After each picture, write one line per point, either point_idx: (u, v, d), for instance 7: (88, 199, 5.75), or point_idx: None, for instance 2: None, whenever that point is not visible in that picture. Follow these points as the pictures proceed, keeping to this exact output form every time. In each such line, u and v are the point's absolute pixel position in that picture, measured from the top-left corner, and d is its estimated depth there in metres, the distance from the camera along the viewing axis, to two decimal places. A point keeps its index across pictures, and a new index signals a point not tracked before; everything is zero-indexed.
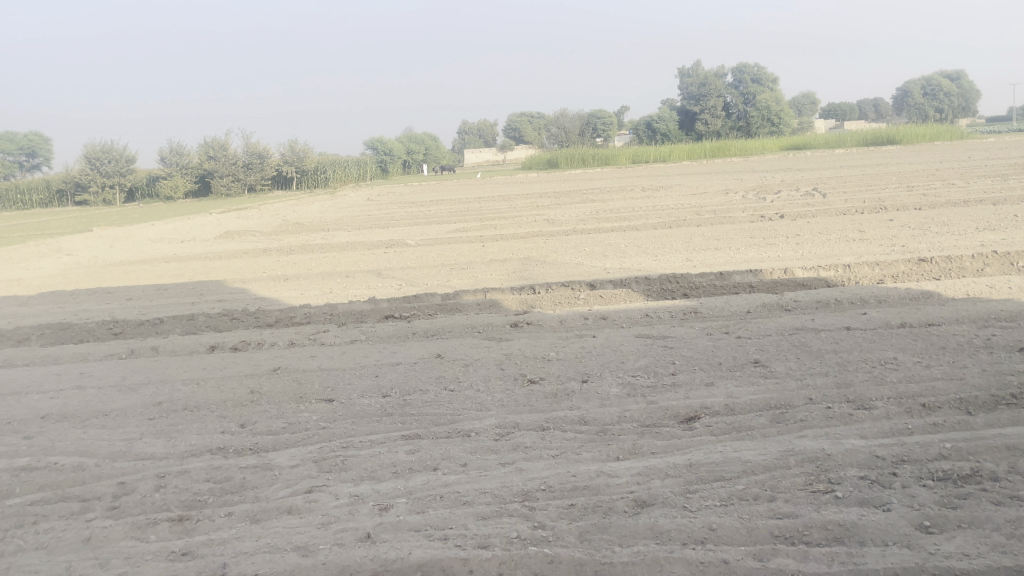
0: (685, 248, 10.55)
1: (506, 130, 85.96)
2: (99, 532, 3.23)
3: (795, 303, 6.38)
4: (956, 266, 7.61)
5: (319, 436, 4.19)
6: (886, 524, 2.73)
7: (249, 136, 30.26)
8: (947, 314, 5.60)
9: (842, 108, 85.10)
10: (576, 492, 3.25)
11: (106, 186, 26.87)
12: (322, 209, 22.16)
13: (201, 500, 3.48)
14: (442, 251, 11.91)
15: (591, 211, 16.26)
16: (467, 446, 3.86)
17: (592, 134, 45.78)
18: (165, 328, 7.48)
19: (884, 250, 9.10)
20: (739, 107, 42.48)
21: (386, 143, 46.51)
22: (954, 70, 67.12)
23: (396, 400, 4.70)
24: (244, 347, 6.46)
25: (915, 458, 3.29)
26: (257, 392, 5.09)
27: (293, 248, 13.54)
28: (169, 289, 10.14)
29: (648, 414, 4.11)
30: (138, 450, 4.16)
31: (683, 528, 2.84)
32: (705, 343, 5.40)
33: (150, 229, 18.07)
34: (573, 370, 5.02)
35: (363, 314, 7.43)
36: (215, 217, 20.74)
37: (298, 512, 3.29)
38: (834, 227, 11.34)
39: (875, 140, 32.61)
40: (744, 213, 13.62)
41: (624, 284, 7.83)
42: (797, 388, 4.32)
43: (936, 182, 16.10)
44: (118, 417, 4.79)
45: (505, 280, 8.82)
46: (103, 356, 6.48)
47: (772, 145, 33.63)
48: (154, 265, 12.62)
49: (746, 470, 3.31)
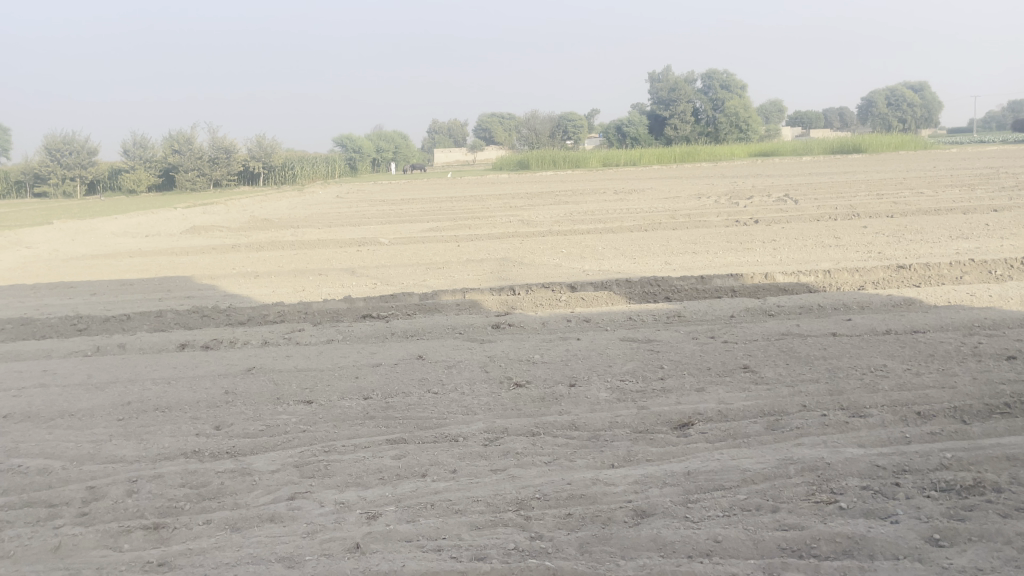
0: (663, 252, 10.50)
1: (476, 130, 85.84)
2: (68, 540, 3.04)
3: (778, 308, 6.35)
4: (935, 274, 7.65)
5: (300, 439, 4.04)
6: (897, 536, 2.66)
7: (215, 131, 29.79)
8: (931, 321, 5.60)
9: (808, 117, 86.13)
10: (573, 500, 3.14)
11: (67, 178, 26.19)
12: (290, 205, 21.86)
13: (177, 506, 3.30)
14: (417, 250, 11.75)
15: (566, 212, 16.20)
16: (455, 451, 3.73)
17: (562, 137, 45.92)
18: (132, 325, 7.22)
19: (860, 255, 9.15)
20: (708, 113, 42.83)
21: (356, 141, 46.18)
22: (917, 83, 68.37)
23: (379, 403, 4.56)
24: (216, 345, 6.25)
25: (916, 468, 3.23)
26: (232, 393, 4.90)
27: (264, 244, 13.28)
28: (135, 285, 9.84)
29: (640, 420, 4.01)
30: (107, 452, 3.96)
31: (687, 540, 2.74)
32: (692, 347, 5.32)
33: (113, 222, 17.62)
34: (559, 374, 4.91)
35: (340, 313, 7.25)
36: (180, 211, 20.32)
37: (281, 520, 3.14)
38: (809, 233, 11.40)
39: (841, 148, 33.03)
40: (718, 217, 13.64)
41: (605, 287, 7.75)
42: (789, 395, 4.26)
43: (905, 190, 16.32)
44: (85, 418, 4.57)
45: (483, 280, 8.69)
46: (67, 353, 6.23)
47: (740, 151, 33.90)
48: (119, 259, 12.27)
49: (746, 479, 3.23)
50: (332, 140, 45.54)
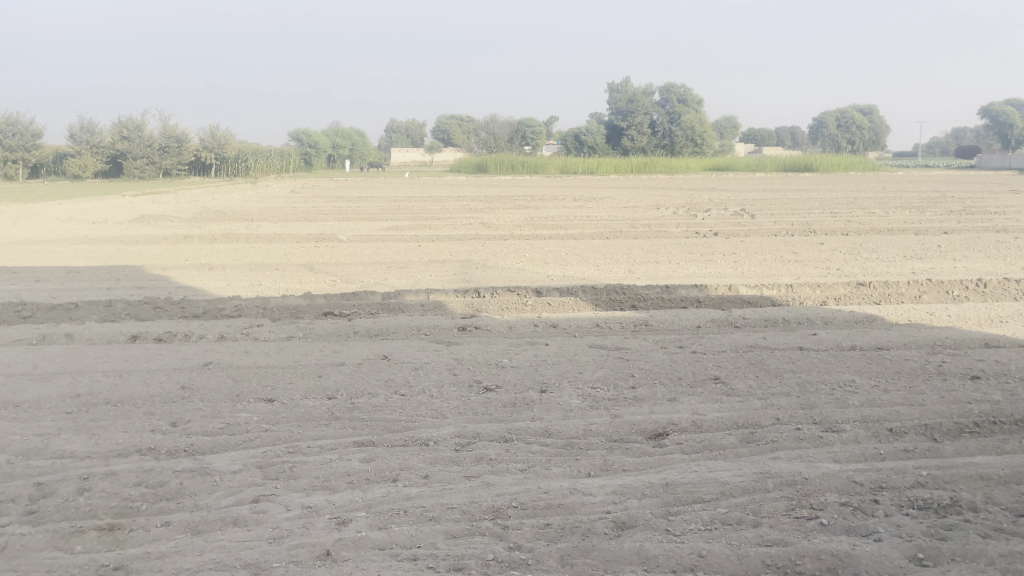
0: (625, 260, 10.52)
1: (434, 131, 85.45)
2: (14, 540, 2.84)
3: (744, 320, 6.37)
4: (893, 292, 7.79)
5: (262, 439, 3.88)
6: (881, 556, 2.68)
7: (167, 118, 29.12)
8: (894, 338, 5.67)
9: (761, 134, 87.77)
10: (551, 510, 3.05)
11: (9, 160, 25.24)
12: (244, 198, 21.41)
13: (133, 507, 3.12)
14: (377, 248, 11.57)
15: (526, 217, 16.17)
16: (426, 456, 3.61)
17: (520, 143, 46.06)
18: (80, 314, 6.93)
19: (820, 271, 9.27)
20: (665, 125, 43.34)
21: (312, 135, 45.62)
22: (866, 105, 70.13)
23: (344, 403, 4.42)
24: (170, 338, 6.01)
25: (894, 485, 3.23)
26: (188, 388, 4.71)
27: (218, 236, 12.93)
28: (83, 272, 9.47)
29: (614, 428, 3.95)
30: (55, 447, 3.75)
31: (670, 554, 2.71)
32: (661, 356, 5.28)
33: (59, 208, 17.01)
34: (529, 379, 4.82)
35: (300, 310, 7.06)
36: (128, 199, 19.73)
37: (245, 523, 2.99)
38: (768, 247, 11.54)
39: (793, 167, 33.66)
40: (678, 228, 13.76)
41: (571, 293, 7.70)
42: (762, 408, 4.24)
43: (858, 209, 16.67)
44: (31, 410, 4.33)
45: (447, 281, 8.58)
46: (11, 341, 5.92)
47: (695, 164, 34.30)
48: (65, 245, 11.83)
49: (724, 492, 3.19)
50: (289, 134, 44.98)
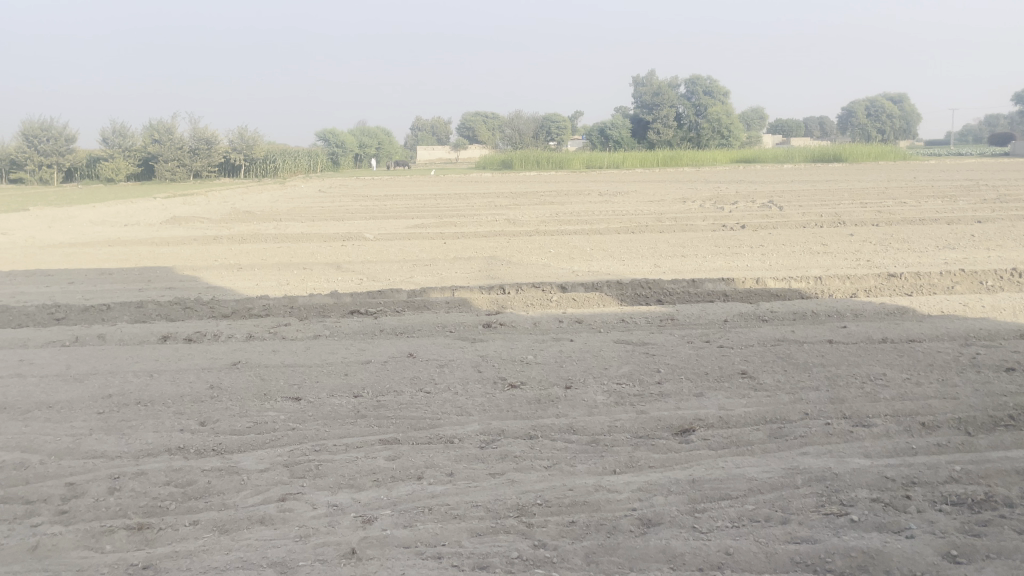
0: (652, 254, 10.43)
1: (459, 128, 85.53)
2: (47, 540, 2.88)
3: (772, 313, 6.29)
4: (926, 283, 7.64)
5: (288, 437, 3.90)
6: (913, 553, 2.63)
7: (196, 121, 29.49)
8: (926, 330, 5.56)
9: (789, 125, 86.75)
10: (576, 508, 3.04)
11: (44, 164, 25.71)
12: (272, 198, 21.63)
13: (162, 506, 3.16)
14: (403, 246, 11.62)
15: (551, 212, 16.13)
16: (451, 453, 3.62)
17: (545, 138, 45.96)
18: (111, 315, 7.03)
19: (850, 263, 9.13)
20: (691, 118, 42.97)
21: (339, 135, 45.90)
22: (897, 94, 68.87)
23: (369, 401, 4.43)
24: (199, 338, 6.07)
25: (925, 480, 3.17)
26: (217, 387, 4.75)
27: (246, 236, 13.06)
28: (115, 274, 9.61)
29: (640, 424, 3.92)
30: (87, 447, 3.80)
31: (697, 552, 2.68)
32: (688, 351, 5.23)
33: (91, 211, 17.27)
34: (554, 375, 4.80)
35: (327, 309, 7.10)
36: (159, 201, 20.02)
37: (272, 522, 3.01)
38: (797, 239, 11.41)
39: (822, 157, 33.17)
40: (705, 221, 13.62)
41: (596, 288, 7.66)
42: (791, 403, 4.18)
43: (889, 199, 16.42)
44: (64, 410, 4.40)
45: (472, 278, 8.58)
46: (45, 343, 6.02)
47: (723, 156, 33.93)
48: (98, 248, 12.02)
49: (752, 488, 3.15)
50: (316, 134, 45.36)
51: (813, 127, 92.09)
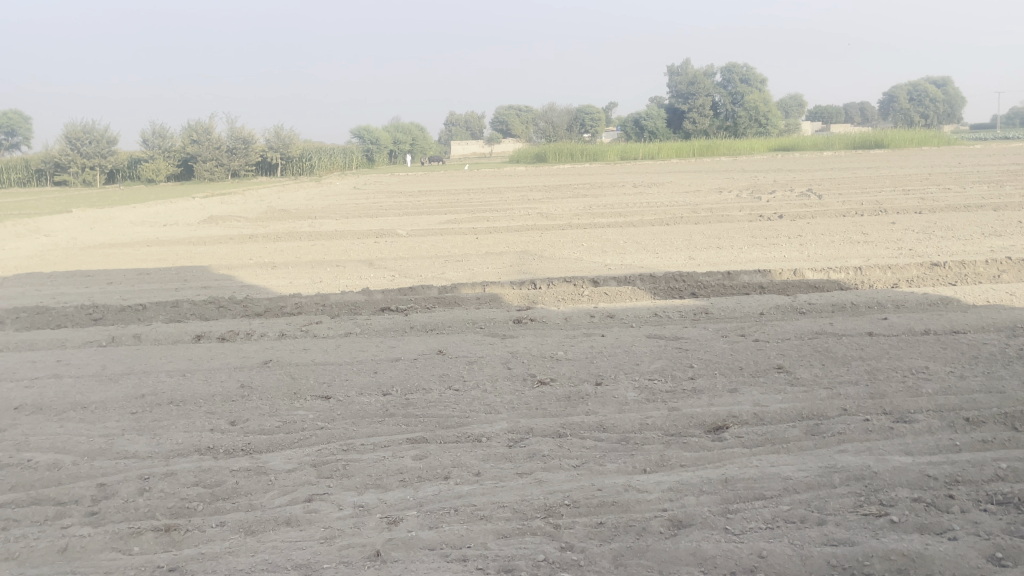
0: (686, 247, 10.28)
1: (492, 122, 85.34)
2: (76, 542, 2.90)
3: (809, 305, 6.13)
4: (971, 272, 7.40)
5: (317, 436, 3.89)
6: (956, 555, 2.52)
7: (233, 121, 29.84)
8: (971, 321, 5.38)
9: (829, 112, 85.14)
10: (605, 508, 2.97)
11: (87, 167, 26.23)
12: (308, 196, 21.81)
13: (189, 507, 3.16)
14: (435, 242, 11.60)
15: (585, 205, 16.01)
16: (479, 452, 3.57)
17: (579, 130, 45.70)
18: (148, 315, 7.12)
19: (891, 252, 8.89)
20: (727, 107, 42.40)
21: (373, 131, 46.10)
22: (940, 77, 67.11)
23: (398, 399, 4.41)
24: (232, 337, 6.12)
25: (970, 478, 3.05)
26: (248, 386, 4.76)
27: (280, 235, 13.16)
28: (152, 274, 9.74)
29: (671, 422, 3.83)
30: (119, 448, 3.84)
31: (729, 555, 2.60)
32: (722, 346, 5.12)
33: (132, 212, 17.57)
34: (584, 372, 4.74)
35: (358, 306, 7.10)
36: (198, 201, 20.30)
37: (298, 523, 2.99)
38: (836, 228, 11.15)
39: (862, 143, 32.46)
40: (742, 212, 13.40)
41: (629, 282, 7.56)
42: (828, 398, 4.06)
43: (933, 186, 15.99)
44: (98, 411, 4.46)
45: (503, 274, 8.53)
46: (82, 343, 6.11)
47: (760, 145, 33.41)
48: (137, 248, 12.21)
49: (787, 488, 3.05)
50: (351, 131, 45.67)
51: (853, 113, 90.27)
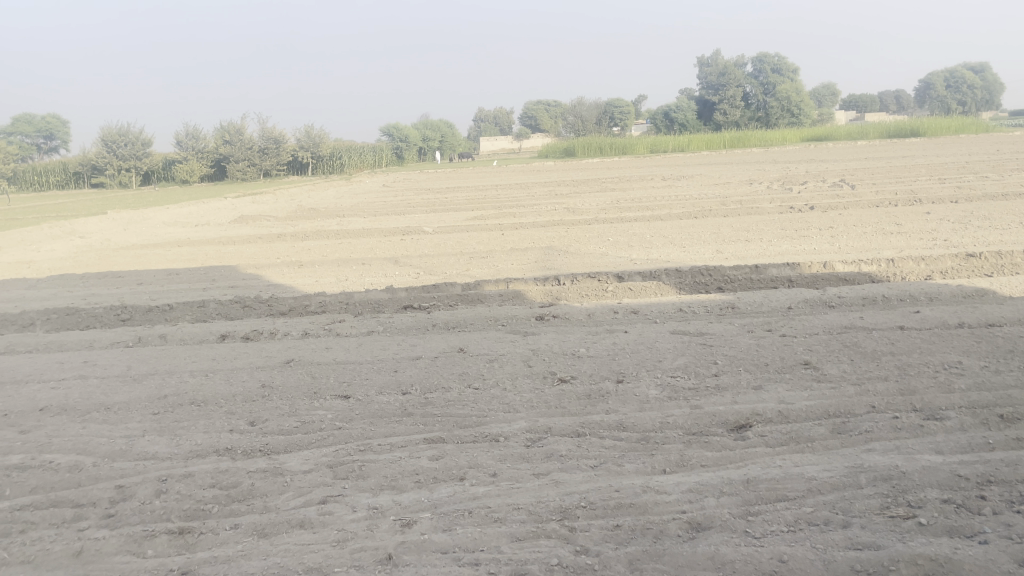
0: (714, 240, 10.12)
1: (522, 118, 85.13)
2: (90, 545, 2.90)
3: (839, 299, 5.99)
4: (1008, 263, 7.19)
5: (334, 437, 3.87)
6: (986, 559, 2.42)
7: (264, 121, 30.10)
8: (1008, 314, 5.20)
9: (863, 101, 83.70)
10: (622, 510, 2.91)
11: (123, 169, 26.62)
12: (337, 194, 21.96)
13: (204, 509, 3.15)
14: (461, 239, 11.57)
15: (613, 199, 15.87)
16: (496, 453, 3.52)
17: (609, 124, 45.37)
18: (174, 316, 7.17)
19: (925, 243, 8.66)
20: (759, 97, 41.78)
21: (402, 128, 46.17)
22: (978, 63, 65.50)
23: (417, 399, 4.37)
24: (256, 336, 6.14)
25: (1002, 479, 2.93)
26: (269, 386, 4.76)
27: (309, 233, 13.22)
28: (181, 274, 9.83)
29: (693, 420, 3.75)
30: (139, 449, 3.85)
31: (748, 559, 2.52)
32: (748, 342, 5.01)
33: (165, 212, 17.80)
34: (606, 369, 4.66)
35: (381, 304, 7.10)
36: (230, 201, 20.52)
37: (311, 526, 2.97)
38: (869, 219, 10.92)
39: (898, 133, 31.80)
40: (772, 204, 13.19)
41: (654, 277, 7.46)
42: (857, 395, 3.94)
43: (969, 174, 15.60)
44: (121, 411, 4.49)
45: (528, 270, 8.47)
46: (109, 344, 6.18)
47: (793, 136, 32.86)
48: (169, 248, 12.36)
49: (812, 489, 2.95)
50: (380, 129, 45.87)
51: (888, 102, 88.56)
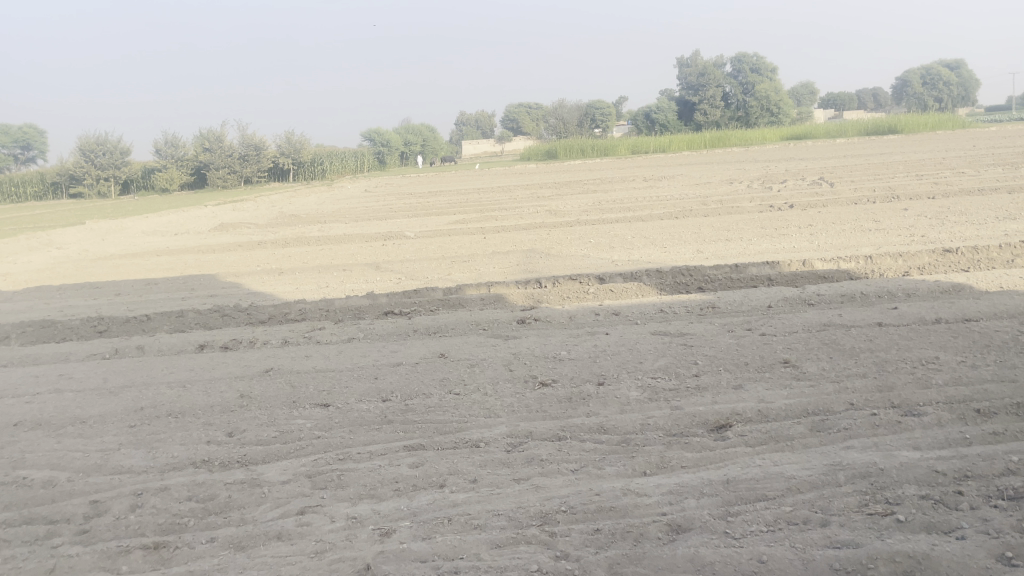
0: (694, 240, 10.16)
1: (503, 122, 85.20)
2: (63, 562, 2.86)
3: (818, 296, 6.01)
4: (983, 258, 7.25)
5: (313, 446, 3.83)
6: (964, 555, 2.43)
7: (244, 128, 29.92)
8: (984, 308, 5.24)
9: (841, 100, 84.47)
10: (603, 513, 2.89)
11: (101, 178, 26.34)
12: (318, 200, 21.86)
13: (180, 523, 3.11)
14: (443, 243, 11.53)
15: (594, 201, 15.89)
16: (476, 459, 3.50)
17: (591, 125, 45.49)
18: (152, 326, 7.09)
19: (903, 240, 8.72)
20: (738, 97, 42.00)
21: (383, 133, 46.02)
22: (953, 61, 66.22)
23: (397, 406, 4.34)
24: (235, 346, 6.08)
25: (979, 473, 2.94)
26: (247, 396, 4.72)
27: (290, 240, 13.14)
28: (160, 284, 9.71)
29: (673, 421, 3.74)
30: (114, 463, 3.80)
31: (728, 560, 2.52)
32: (728, 341, 5.02)
33: (144, 222, 17.63)
34: (587, 372, 4.65)
35: (362, 311, 7.06)
36: (210, 209, 20.36)
37: (289, 537, 2.93)
38: (848, 217, 11.00)
39: (876, 130, 32.05)
40: (752, 203, 13.23)
41: (635, 278, 7.46)
42: (836, 393, 3.95)
43: (945, 170, 15.76)
44: (97, 425, 4.43)
45: (509, 273, 8.46)
46: (85, 356, 6.10)
47: (772, 135, 33.01)
48: (148, 258, 12.23)
49: (791, 488, 2.95)
50: (362, 135, 45.70)
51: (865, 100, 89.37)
